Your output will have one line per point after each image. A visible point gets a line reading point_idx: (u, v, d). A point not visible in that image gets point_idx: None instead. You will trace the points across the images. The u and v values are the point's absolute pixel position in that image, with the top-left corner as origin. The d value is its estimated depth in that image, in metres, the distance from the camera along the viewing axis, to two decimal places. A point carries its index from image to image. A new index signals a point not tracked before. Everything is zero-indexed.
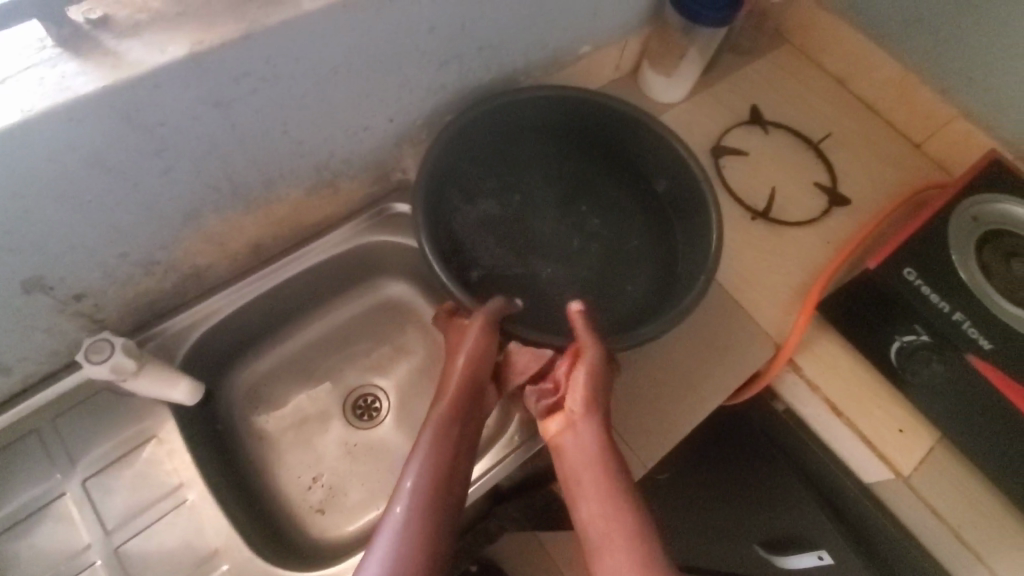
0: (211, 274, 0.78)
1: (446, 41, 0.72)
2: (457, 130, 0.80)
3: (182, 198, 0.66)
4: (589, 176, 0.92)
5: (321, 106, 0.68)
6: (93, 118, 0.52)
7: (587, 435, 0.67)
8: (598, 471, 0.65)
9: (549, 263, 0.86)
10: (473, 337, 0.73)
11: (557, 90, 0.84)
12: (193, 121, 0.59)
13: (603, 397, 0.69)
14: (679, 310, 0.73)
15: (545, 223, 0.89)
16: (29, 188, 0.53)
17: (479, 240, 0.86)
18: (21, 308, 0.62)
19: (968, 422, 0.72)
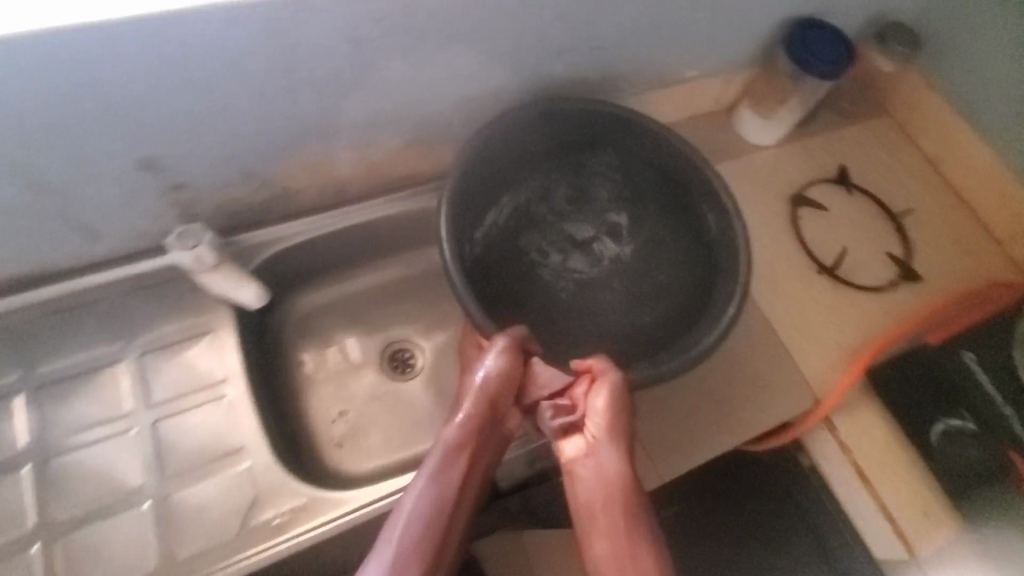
0: (298, 200, 0.83)
1: (565, 33, 0.76)
2: (507, 126, 0.80)
3: (293, 121, 0.71)
4: (633, 203, 0.91)
5: (438, 65, 0.72)
6: (244, 23, 0.57)
7: (603, 464, 0.69)
8: (610, 500, 0.68)
9: (566, 285, 0.89)
10: (493, 366, 0.72)
11: (600, 105, 0.83)
12: (327, 49, 0.64)
13: (622, 428, 0.70)
14: (696, 350, 0.74)
15: (574, 247, 0.91)
16: (173, 72, 0.59)
17: (514, 239, 0.90)
18: (132, 181, 0.67)
19: (991, 512, 0.73)
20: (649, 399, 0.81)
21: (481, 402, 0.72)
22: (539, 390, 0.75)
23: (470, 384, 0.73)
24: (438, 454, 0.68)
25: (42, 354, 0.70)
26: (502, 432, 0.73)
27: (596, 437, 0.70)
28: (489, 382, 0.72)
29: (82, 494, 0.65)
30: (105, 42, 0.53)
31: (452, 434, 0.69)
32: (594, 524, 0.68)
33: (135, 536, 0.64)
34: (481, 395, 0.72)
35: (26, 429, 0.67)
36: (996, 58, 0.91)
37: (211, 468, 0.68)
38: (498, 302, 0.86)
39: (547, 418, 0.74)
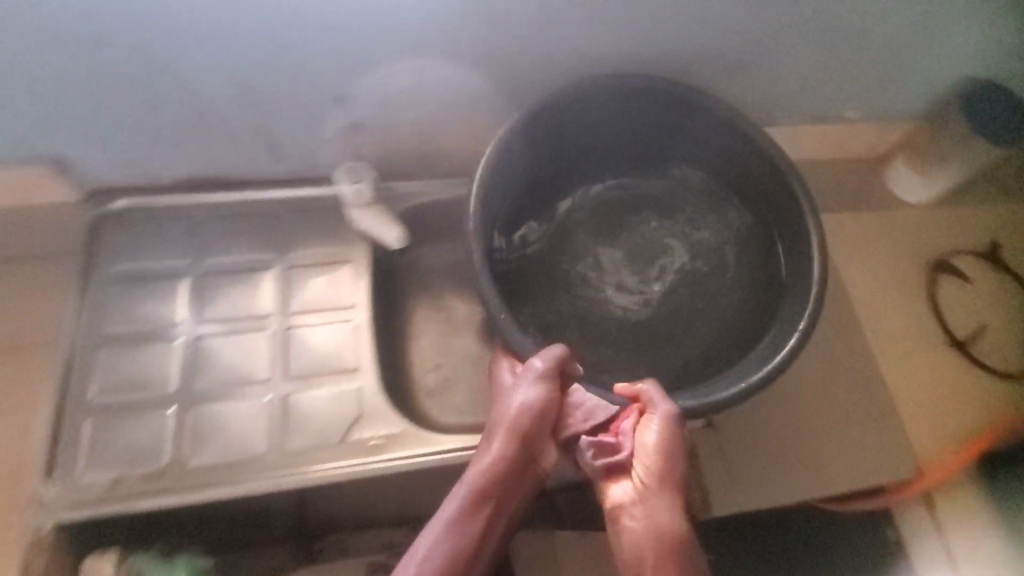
0: (446, 161, 0.88)
1: (738, 46, 0.78)
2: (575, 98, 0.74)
3: (471, 84, 0.77)
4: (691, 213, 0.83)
5: (610, 56, 0.77)
6: None
7: (653, 513, 0.58)
8: (661, 558, 0.56)
9: (612, 288, 0.80)
10: (528, 393, 0.66)
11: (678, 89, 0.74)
12: (526, 19, 0.70)
13: (675, 470, 0.60)
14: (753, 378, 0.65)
15: (631, 252, 0.82)
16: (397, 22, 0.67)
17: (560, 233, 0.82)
18: (323, 109, 0.76)
19: None
20: (743, 424, 0.79)
21: (511, 433, 0.64)
22: (578, 422, 0.67)
23: (502, 413, 0.67)
24: (460, 486, 0.62)
25: (210, 246, 0.78)
26: (537, 468, 0.66)
27: (643, 478, 0.60)
28: (522, 411, 0.65)
29: (217, 374, 0.72)
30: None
31: (480, 467, 0.63)
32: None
33: (254, 422, 0.70)
34: (514, 426, 0.64)
35: (184, 306, 0.74)
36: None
37: (329, 381, 0.73)
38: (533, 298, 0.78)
39: (587, 457, 0.64)
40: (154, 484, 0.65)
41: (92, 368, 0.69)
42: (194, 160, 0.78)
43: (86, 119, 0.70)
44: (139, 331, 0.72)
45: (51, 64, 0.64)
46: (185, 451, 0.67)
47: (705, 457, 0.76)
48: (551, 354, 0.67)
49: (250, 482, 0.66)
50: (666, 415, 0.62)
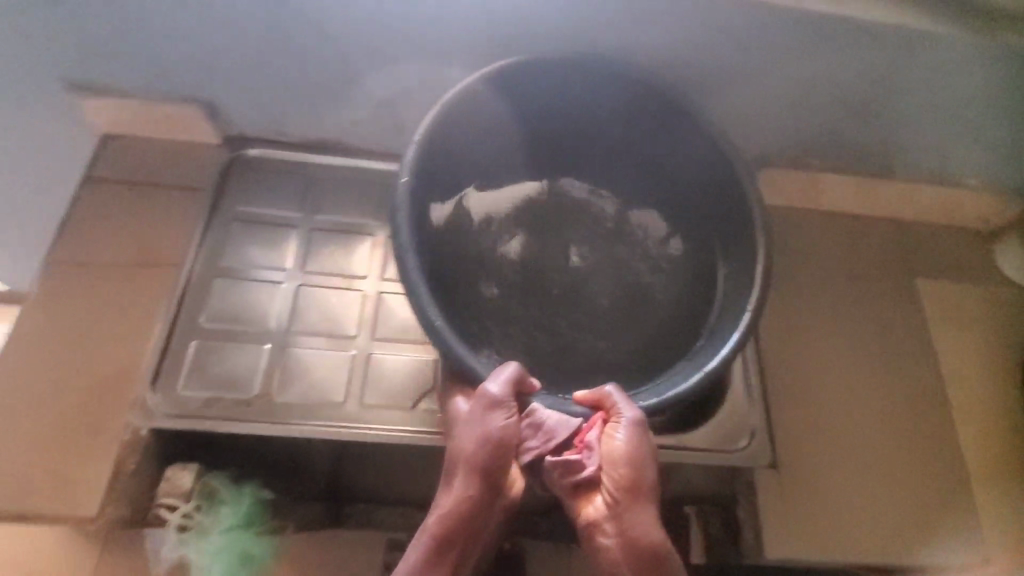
0: None
1: (862, 89, 0.79)
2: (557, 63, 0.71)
3: None
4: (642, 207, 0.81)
5: (732, 84, 0.78)
6: None
7: (631, 526, 0.55)
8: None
9: (555, 279, 0.77)
10: (486, 420, 0.59)
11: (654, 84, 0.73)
12: (662, 34, 0.74)
13: (650, 476, 0.57)
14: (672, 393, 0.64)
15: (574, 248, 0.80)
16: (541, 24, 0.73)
17: (505, 214, 0.80)
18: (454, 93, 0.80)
19: None
20: (807, 471, 0.77)
21: (473, 467, 0.58)
22: (537, 443, 0.61)
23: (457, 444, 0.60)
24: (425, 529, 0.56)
25: (324, 206, 0.83)
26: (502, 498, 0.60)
27: (618, 490, 0.56)
28: (483, 442, 0.59)
29: (310, 323, 0.76)
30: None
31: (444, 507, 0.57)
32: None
33: (336, 373, 0.74)
34: (476, 458, 0.58)
35: (292, 256, 0.80)
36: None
37: (410, 349, 0.77)
38: (465, 281, 0.74)
39: (554, 477, 0.59)
40: (241, 410, 0.70)
41: (206, 295, 0.75)
42: (321, 126, 0.83)
43: (239, 69, 0.76)
44: (247, 271, 0.77)
45: (227, 14, 0.71)
46: (274, 387, 0.72)
47: (764, 495, 0.74)
48: (504, 373, 0.61)
49: (323, 427, 0.70)
50: (630, 418, 0.59)
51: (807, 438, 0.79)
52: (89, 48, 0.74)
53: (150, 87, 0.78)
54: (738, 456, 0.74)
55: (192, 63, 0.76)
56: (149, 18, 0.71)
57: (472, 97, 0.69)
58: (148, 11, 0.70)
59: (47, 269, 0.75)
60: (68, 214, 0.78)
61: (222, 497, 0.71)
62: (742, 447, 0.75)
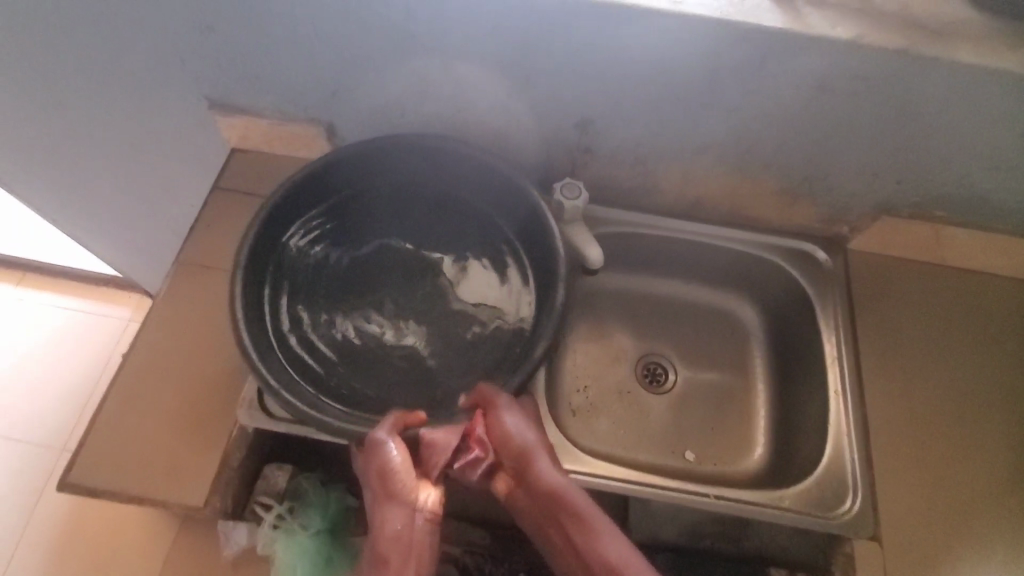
0: (650, 197, 0.87)
1: (1016, 147, 0.70)
2: (376, 147, 0.75)
3: (701, 133, 0.76)
4: (482, 215, 0.81)
5: (857, 136, 0.72)
6: (722, 38, 0.64)
7: (538, 481, 0.58)
8: (578, 528, 0.53)
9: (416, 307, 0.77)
10: (378, 453, 0.59)
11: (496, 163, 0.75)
12: (783, 86, 0.68)
13: (533, 437, 0.61)
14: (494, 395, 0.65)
15: (398, 274, 0.79)
16: (639, 67, 0.69)
17: (393, 266, 0.79)
18: (561, 128, 0.78)
19: None
20: (913, 550, 0.70)
21: (385, 495, 0.57)
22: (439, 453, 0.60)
23: (369, 481, 0.60)
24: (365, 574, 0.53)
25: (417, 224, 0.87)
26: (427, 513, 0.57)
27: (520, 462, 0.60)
28: (384, 474, 0.58)
29: None
30: (648, 28, 0.64)
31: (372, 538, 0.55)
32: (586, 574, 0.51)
33: None
34: (391, 483, 0.58)
35: None
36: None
37: None
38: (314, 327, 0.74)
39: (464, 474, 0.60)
40: None
41: None
42: None
43: (357, 94, 0.80)
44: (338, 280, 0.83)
45: (343, 47, 0.73)
46: None
47: (864, 570, 0.69)
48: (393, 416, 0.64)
49: None
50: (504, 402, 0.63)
51: (915, 513, 0.72)
52: (225, 70, 0.80)
53: (277, 106, 0.84)
54: (837, 523, 0.70)
55: (313, 88, 0.80)
56: (277, 50, 0.75)
57: (302, 180, 0.74)
58: (273, 40, 0.74)
59: (176, 267, 0.82)
60: (198, 219, 0.85)
61: (307, 499, 0.76)
62: (840, 510, 0.71)
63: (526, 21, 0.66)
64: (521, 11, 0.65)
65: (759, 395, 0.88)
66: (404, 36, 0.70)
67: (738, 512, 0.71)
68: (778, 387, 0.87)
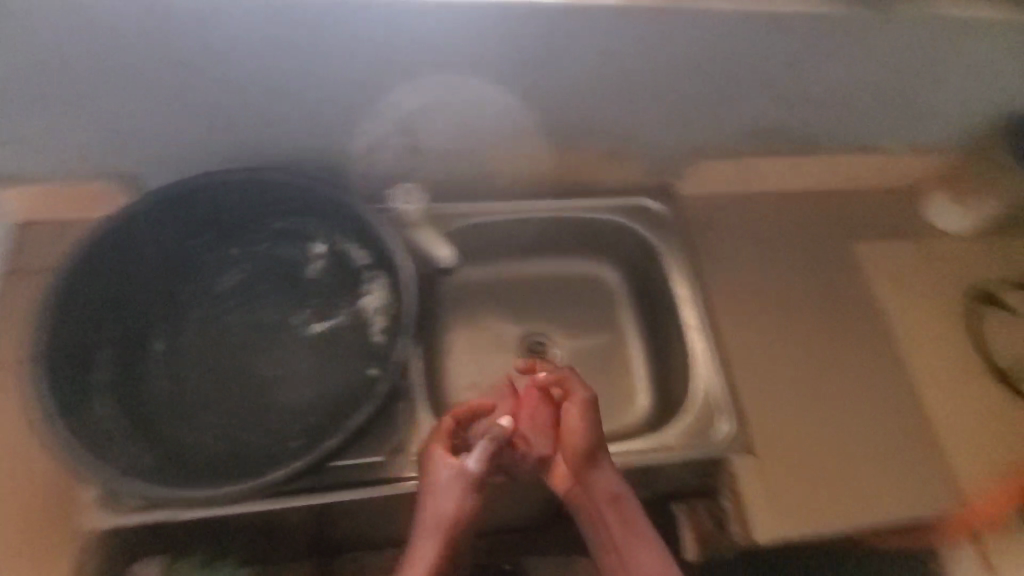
0: (490, 185, 0.87)
1: (786, 76, 0.77)
2: (172, 191, 0.69)
3: (520, 111, 0.77)
4: (313, 230, 0.76)
5: (653, 91, 0.77)
6: (501, 19, 0.66)
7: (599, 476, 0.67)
8: (624, 533, 0.65)
9: (267, 350, 0.74)
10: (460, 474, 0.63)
11: (307, 182, 0.71)
12: (574, 52, 0.71)
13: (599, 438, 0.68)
14: (356, 421, 0.63)
15: (242, 320, 0.75)
16: (438, 55, 0.69)
17: (232, 312, 0.75)
18: (380, 133, 0.77)
19: None
20: (784, 454, 0.77)
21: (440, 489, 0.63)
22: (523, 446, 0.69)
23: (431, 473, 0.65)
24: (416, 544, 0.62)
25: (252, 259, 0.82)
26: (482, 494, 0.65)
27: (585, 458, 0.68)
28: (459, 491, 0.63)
29: None
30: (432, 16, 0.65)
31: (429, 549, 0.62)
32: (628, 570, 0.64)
33: None
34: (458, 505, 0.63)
35: None
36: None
37: None
38: (154, 397, 0.69)
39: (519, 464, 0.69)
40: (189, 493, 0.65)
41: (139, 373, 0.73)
42: None
43: (149, 138, 0.73)
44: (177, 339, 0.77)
45: (120, 89, 0.67)
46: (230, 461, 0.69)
47: (747, 482, 0.75)
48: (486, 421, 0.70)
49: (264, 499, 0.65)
50: (579, 399, 0.69)
51: (777, 417, 0.79)
52: None
53: (61, 168, 0.75)
54: (714, 447, 0.75)
55: (96, 140, 0.72)
56: (41, 105, 0.68)
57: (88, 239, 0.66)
58: (32, 93, 0.66)
59: None
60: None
61: None
62: (716, 441, 0.76)
63: (311, 28, 0.65)
64: (303, 18, 0.64)
65: (635, 350, 0.92)
66: (189, 66, 0.66)
67: (628, 464, 0.74)
68: (647, 337, 0.92)
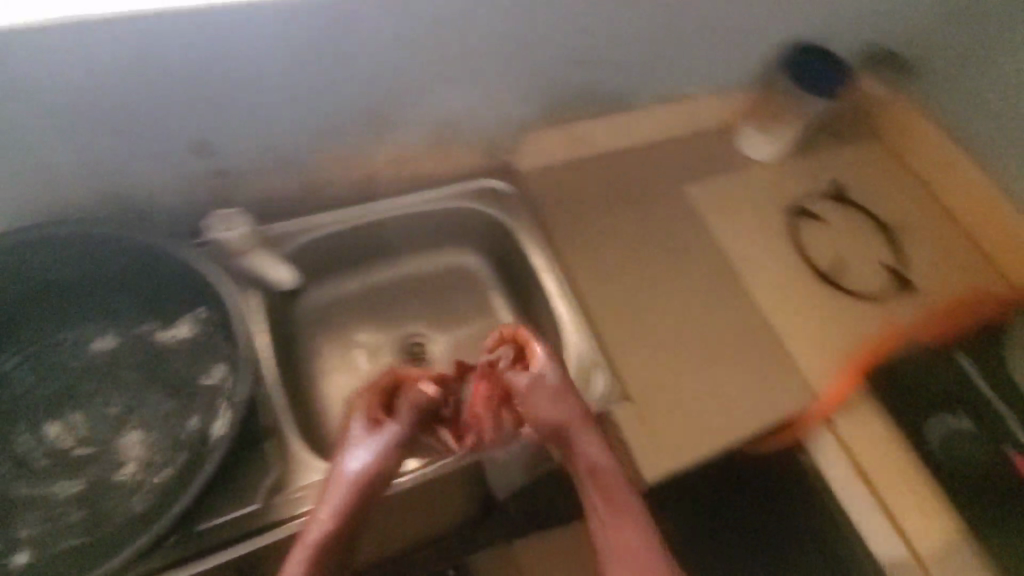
0: (324, 193, 0.85)
1: (584, 40, 0.80)
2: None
3: (329, 113, 0.75)
4: (132, 290, 0.71)
5: (461, 74, 0.77)
6: (278, 24, 0.63)
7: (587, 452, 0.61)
8: (608, 517, 0.58)
9: (105, 425, 0.68)
10: (383, 439, 0.62)
11: (98, 235, 0.65)
12: (366, 46, 0.69)
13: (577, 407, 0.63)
14: (206, 471, 0.58)
15: (68, 401, 0.69)
16: (214, 68, 0.64)
17: (55, 395, 0.69)
18: (181, 160, 0.72)
19: (1000, 524, 0.75)
20: (658, 394, 0.81)
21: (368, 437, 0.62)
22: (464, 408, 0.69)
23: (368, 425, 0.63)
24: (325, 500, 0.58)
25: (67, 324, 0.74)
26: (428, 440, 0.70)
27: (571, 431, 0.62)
28: (380, 451, 0.61)
29: None
30: (189, 27, 0.60)
31: (339, 526, 0.57)
32: (606, 557, 0.57)
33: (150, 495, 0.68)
34: (376, 472, 0.60)
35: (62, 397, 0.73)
36: (1002, 82, 0.95)
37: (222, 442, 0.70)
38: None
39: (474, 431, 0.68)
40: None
41: None
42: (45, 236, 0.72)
43: None
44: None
45: None
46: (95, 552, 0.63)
47: (629, 429, 0.78)
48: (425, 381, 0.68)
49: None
50: (541, 365, 0.65)
51: (645, 361, 0.83)
52: None
53: None
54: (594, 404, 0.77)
55: None
56: None
57: None
58: None
59: None
60: None
61: None
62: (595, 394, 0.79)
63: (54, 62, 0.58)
64: (31, 51, 0.56)
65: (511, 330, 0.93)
66: None
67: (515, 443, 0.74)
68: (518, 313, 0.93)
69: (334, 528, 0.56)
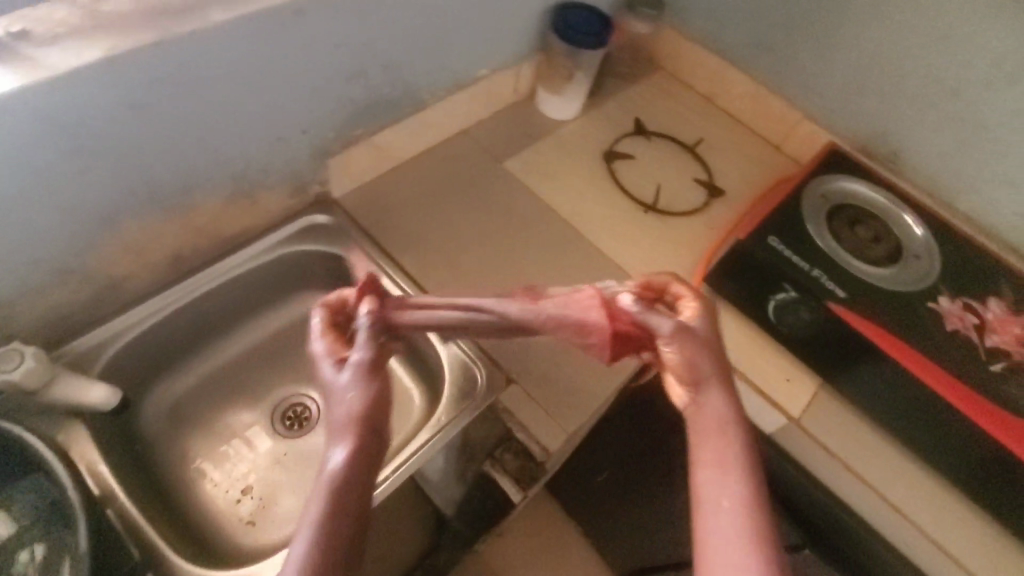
0: (127, 288, 0.77)
1: (349, 53, 0.77)
2: None
3: (93, 207, 0.66)
4: None
5: (231, 124, 0.72)
6: None
7: (710, 399, 0.46)
8: (708, 455, 0.43)
9: None
10: (366, 353, 0.49)
11: None
12: (103, 125, 0.61)
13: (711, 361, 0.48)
14: None
15: None
16: None
17: None
18: None
19: (850, 367, 0.83)
20: (536, 367, 0.83)
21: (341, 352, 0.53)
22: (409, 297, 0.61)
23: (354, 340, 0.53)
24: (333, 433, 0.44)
25: None
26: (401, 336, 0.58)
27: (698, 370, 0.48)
28: (368, 369, 0.47)
29: None
30: None
31: (358, 468, 0.43)
32: (703, 494, 0.42)
33: None
34: (377, 395, 0.46)
35: None
36: None
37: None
38: None
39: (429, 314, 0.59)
40: None
41: None
42: None
43: None
44: None
45: None
46: None
47: (521, 410, 0.80)
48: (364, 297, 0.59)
49: None
50: (687, 313, 0.51)
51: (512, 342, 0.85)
52: None
53: None
54: (480, 400, 0.79)
55: None
56: None
57: None
58: None
59: None
60: None
61: None
62: (479, 387, 0.81)
63: None
64: None
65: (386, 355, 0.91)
66: None
67: (414, 467, 0.74)
68: None
69: (347, 465, 0.42)
